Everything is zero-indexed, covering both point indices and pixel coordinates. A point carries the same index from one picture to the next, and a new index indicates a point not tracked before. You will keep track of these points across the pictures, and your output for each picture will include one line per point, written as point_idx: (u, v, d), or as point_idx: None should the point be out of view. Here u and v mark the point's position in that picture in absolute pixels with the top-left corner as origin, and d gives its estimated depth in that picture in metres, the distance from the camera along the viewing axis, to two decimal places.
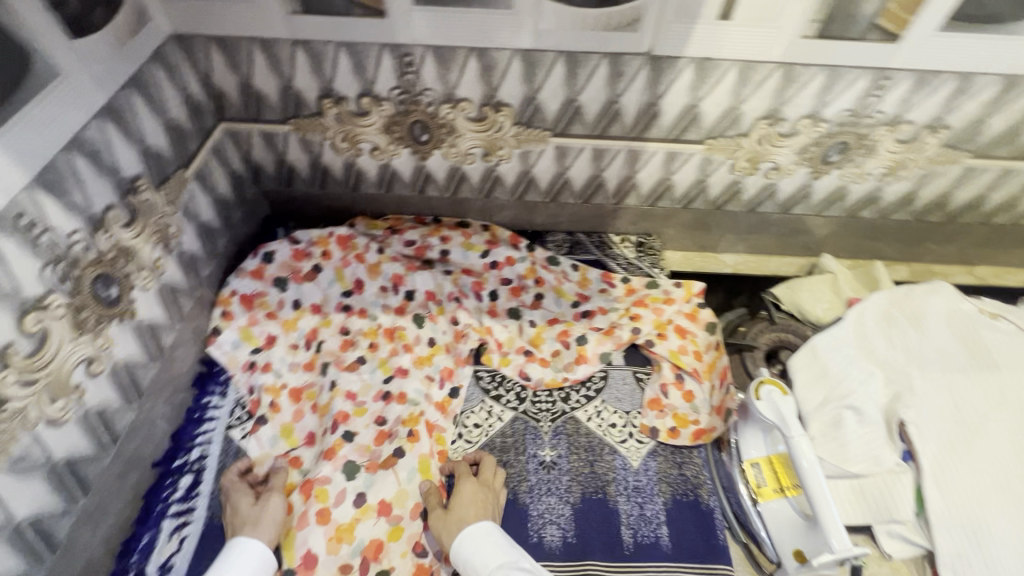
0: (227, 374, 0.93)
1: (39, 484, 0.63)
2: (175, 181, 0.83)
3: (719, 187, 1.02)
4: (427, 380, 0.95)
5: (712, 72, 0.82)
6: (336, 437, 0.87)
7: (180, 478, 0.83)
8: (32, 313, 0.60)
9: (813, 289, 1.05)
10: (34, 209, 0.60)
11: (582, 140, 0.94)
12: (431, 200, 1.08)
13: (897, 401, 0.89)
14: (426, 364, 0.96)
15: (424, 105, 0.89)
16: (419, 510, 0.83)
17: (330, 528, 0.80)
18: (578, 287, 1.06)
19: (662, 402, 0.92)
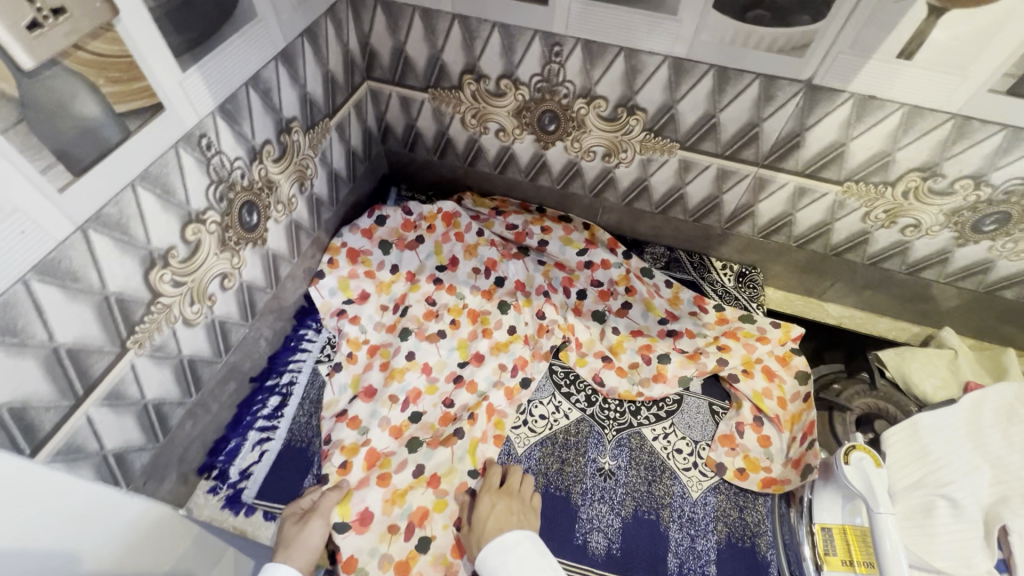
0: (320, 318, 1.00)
1: (168, 373, 0.71)
2: (321, 128, 0.90)
3: (845, 234, 0.96)
4: (500, 369, 0.95)
5: (874, 112, 0.76)
6: (404, 415, 0.91)
7: (270, 397, 0.91)
8: (192, 224, 0.67)
9: (927, 362, 0.96)
10: (213, 132, 0.67)
11: (710, 158, 0.91)
12: (541, 189, 1.10)
13: (1004, 504, 0.80)
14: (502, 351, 0.97)
15: (560, 96, 0.90)
16: (467, 489, 0.84)
17: (387, 492, 0.83)
18: (668, 305, 1.05)
19: (735, 440, 0.89)
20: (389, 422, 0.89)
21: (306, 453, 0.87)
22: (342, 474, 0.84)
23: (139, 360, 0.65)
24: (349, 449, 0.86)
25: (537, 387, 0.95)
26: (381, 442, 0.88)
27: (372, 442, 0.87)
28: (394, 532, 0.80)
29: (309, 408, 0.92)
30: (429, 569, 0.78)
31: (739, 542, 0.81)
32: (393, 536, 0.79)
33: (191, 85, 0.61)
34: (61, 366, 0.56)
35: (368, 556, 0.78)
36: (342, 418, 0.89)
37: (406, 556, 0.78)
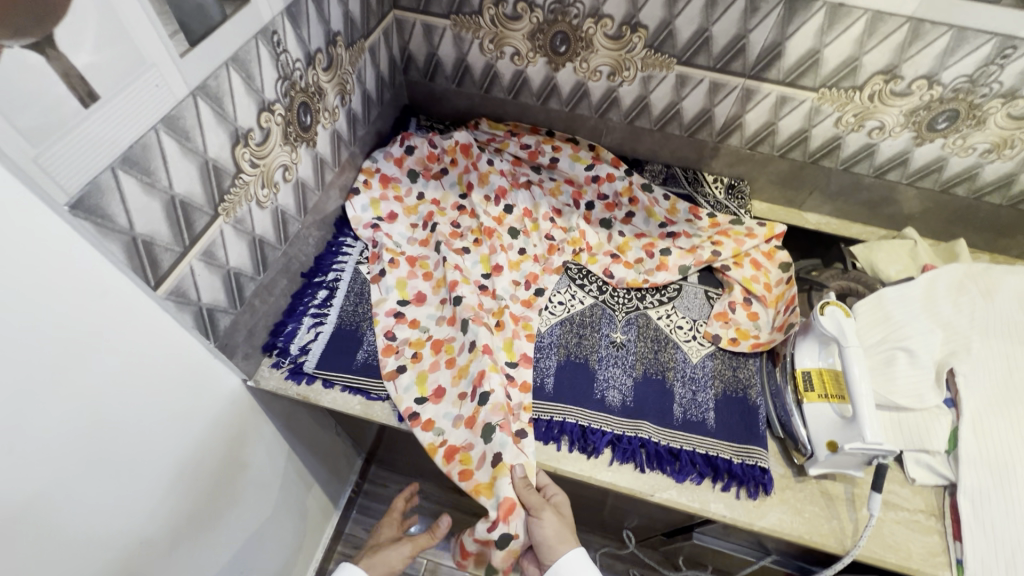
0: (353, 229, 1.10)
1: (244, 247, 0.82)
2: (358, 47, 1.00)
3: (820, 140, 1.10)
4: (514, 283, 1.06)
5: (843, 18, 0.89)
6: (453, 307, 1.01)
7: (319, 290, 1.02)
8: (265, 112, 0.78)
9: (891, 252, 1.11)
10: (282, 31, 0.77)
11: (703, 72, 1.04)
12: (551, 112, 1.22)
13: (953, 355, 0.96)
14: (515, 270, 1.08)
15: (571, 17, 1.02)
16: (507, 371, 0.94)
17: (454, 369, 0.94)
18: (667, 213, 1.17)
19: (728, 315, 1.03)
20: (442, 317, 1.01)
21: (356, 334, 0.99)
22: (415, 361, 0.96)
23: (226, 227, 0.76)
24: (416, 342, 0.98)
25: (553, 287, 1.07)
26: (444, 333, 0.99)
27: (434, 335, 0.99)
28: (462, 398, 0.91)
29: (354, 300, 1.03)
30: (503, 558, 0.83)
31: (732, 394, 0.95)
32: (462, 402, 0.91)
33: None
34: (176, 214, 0.66)
35: (443, 419, 0.91)
36: (401, 318, 1.01)
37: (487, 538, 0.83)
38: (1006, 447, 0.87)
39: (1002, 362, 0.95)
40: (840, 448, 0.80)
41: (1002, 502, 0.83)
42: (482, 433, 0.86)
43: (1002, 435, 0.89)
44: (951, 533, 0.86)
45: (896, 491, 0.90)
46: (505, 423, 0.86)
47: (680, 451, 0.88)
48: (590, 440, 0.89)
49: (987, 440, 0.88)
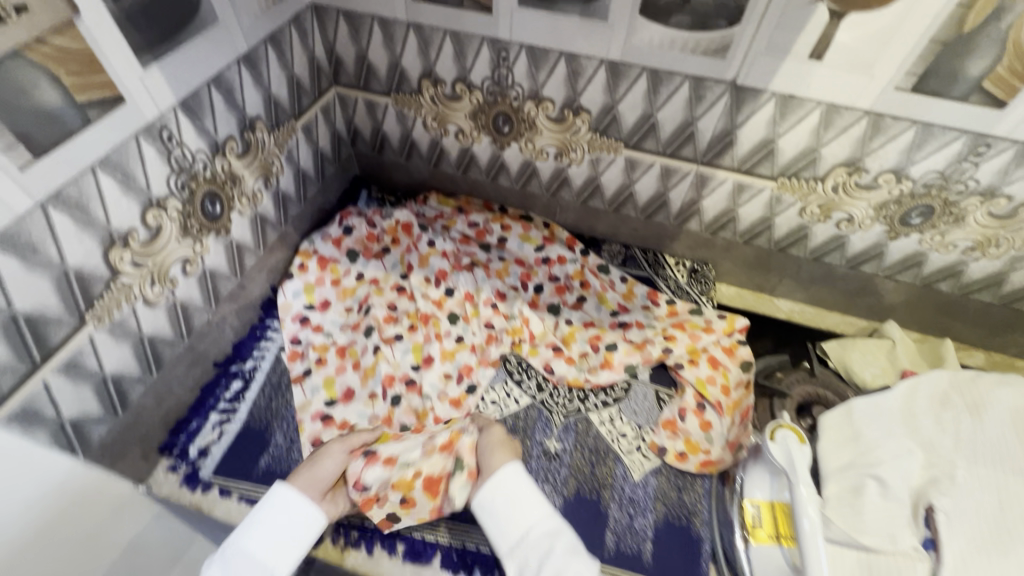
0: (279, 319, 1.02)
1: (127, 350, 0.76)
2: (286, 128, 0.96)
3: (786, 229, 1.00)
4: (444, 377, 0.97)
5: (795, 109, 0.82)
6: (387, 405, 0.94)
7: (233, 380, 0.95)
8: (153, 209, 0.73)
9: (866, 352, 1.00)
10: (174, 125, 0.72)
11: (653, 156, 0.96)
12: (502, 189, 1.15)
13: (932, 485, 0.83)
14: (447, 361, 0.99)
15: (511, 98, 0.96)
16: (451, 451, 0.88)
17: (403, 442, 0.89)
18: (621, 299, 1.09)
19: (677, 424, 0.92)
20: (376, 416, 0.94)
21: (265, 434, 0.91)
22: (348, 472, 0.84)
23: (98, 334, 0.70)
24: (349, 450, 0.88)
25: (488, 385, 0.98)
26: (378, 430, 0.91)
27: (368, 437, 0.90)
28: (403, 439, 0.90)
29: (270, 393, 0.95)
30: (466, 450, 0.86)
31: (674, 520, 0.84)
32: (394, 471, 0.85)
33: (152, 82, 0.67)
34: (20, 332, 0.61)
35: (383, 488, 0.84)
36: (330, 421, 0.92)
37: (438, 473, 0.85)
38: None
39: (993, 493, 0.80)
40: None
41: None
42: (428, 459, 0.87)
43: None
44: None
45: None
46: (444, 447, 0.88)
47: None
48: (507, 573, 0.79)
49: None
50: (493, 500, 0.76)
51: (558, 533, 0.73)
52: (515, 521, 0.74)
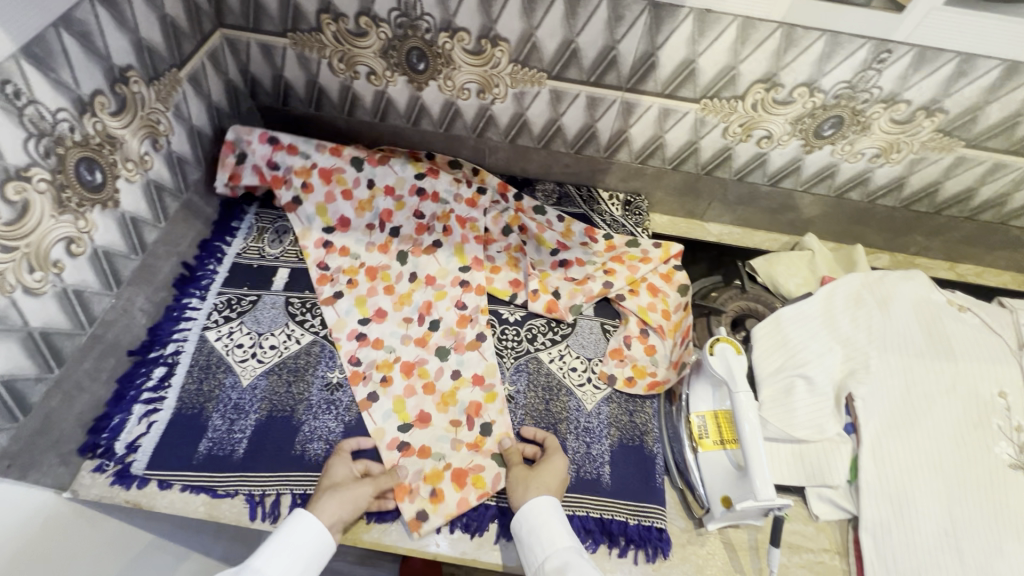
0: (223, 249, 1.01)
1: (15, 347, 0.66)
2: (168, 80, 0.84)
3: (710, 152, 1.02)
4: (368, 229, 1.05)
5: (712, 26, 0.81)
6: (384, 235, 1.05)
7: (154, 368, 0.87)
8: (13, 182, 0.62)
9: (790, 264, 1.06)
10: (21, 79, 0.61)
11: (578, 86, 0.93)
12: (425, 134, 1.09)
13: (852, 376, 0.91)
14: (405, 304, 0.98)
15: (422, 31, 0.89)
16: (459, 281, 1.00)
17: (394, 296, 0.99)
18: (560, 237, 1.08)
19: (623, 352, 0.95)
20: (461, 440, 0.86)
21: (200, 420, 0.84)
22: (351, 287, 0.99)
23: None
24: (349, 269, 1.01)
25: (446, 256, 1.03)
26: (413, 355, 0.93)
27: (401, 356, 0.93)
28: (456, 425, 0.87)
29: (198, 375, 0.88)
30: (499, 417, 0.87)
31: (627, 440, 0.88)
32: (408, 324, 0.96)
33: None
34: None
35: (439, 443, 0.85)
36: (330, 247, 1.03)
37: (423, 334, 0.95)
38: (906, 474, 0.84)
39: (901, 376, 0.91)
40: (734, 506, 0.74)
41: (903, 535, 0.81)
42: (436, 353, 0.93)
43: (901, 459, 0.85)
44: (855, 570, 0.83)
45: (799, 531, 0.88)
46: (459, 345, 0.94)
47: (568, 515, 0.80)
48: (473, 517, 0.80)
49: (887, 471, 0.85)
50: (548, 540, 0.70)
51: (581, 562, 0.68)
52: (550, 539, 0.70)
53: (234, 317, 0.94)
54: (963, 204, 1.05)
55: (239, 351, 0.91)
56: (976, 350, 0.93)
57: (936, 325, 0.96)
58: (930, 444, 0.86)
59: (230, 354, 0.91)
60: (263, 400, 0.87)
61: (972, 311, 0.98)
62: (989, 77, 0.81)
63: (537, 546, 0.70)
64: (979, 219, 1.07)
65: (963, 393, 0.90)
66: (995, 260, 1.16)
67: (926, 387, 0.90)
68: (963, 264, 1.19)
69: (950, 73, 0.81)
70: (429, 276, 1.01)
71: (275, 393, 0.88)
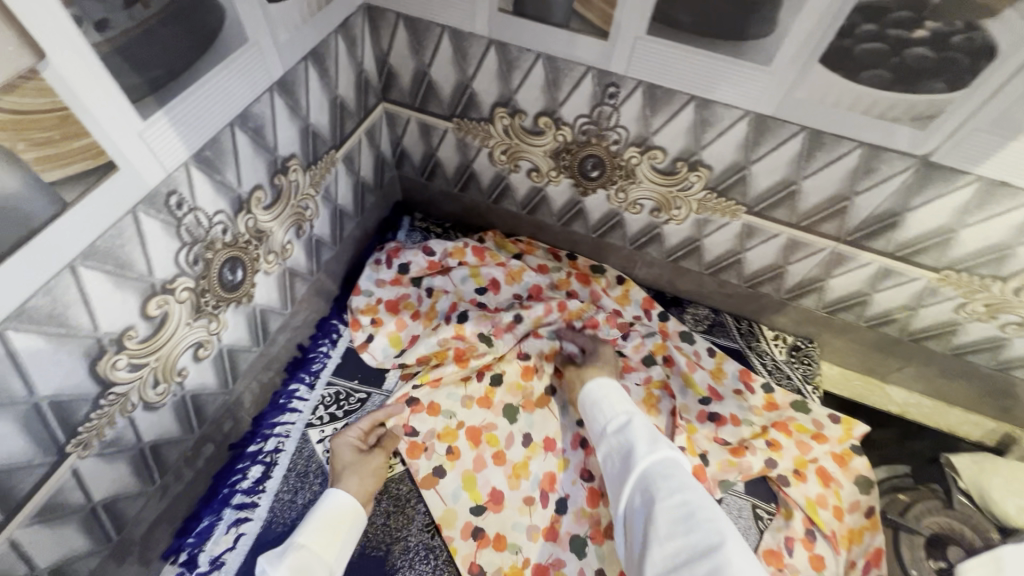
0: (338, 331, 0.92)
1: (123, 466, 0.60)
2: (325, 163, 0.76)
3: (929, 321, 0.82)
4: (464, 380, 0.88)
5: (1000, 199, 0.62)
6: (484, 384, 0.88)
7: (251, 467, 0.79)
8: (157, 297, 0.55)
9: (1011, 478, 0.83)
10: (186, 188, 0.53)
11: (781, 227, 0.77)
12: (574, 235, 0.97)
13: None
14: (522, 479, 0.82)
15: (608, 142, 0.76)
16: (580, 441, 0.85)
17: (508, 467, 0.82)
18: (710, 379, 0.92)
19: (782, 558, 0.77)
20: None
21: None
22: (451, 460, 0.82)
23: (84, 461, 0.54)
24: (446, 435, 0.83)
25: (561, 407, 0.88)
26: (542, 554, 0.77)
27: (530, 557, 0.77)
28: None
29: (294, 483, 0.79)
30: None
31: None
32: (530, 507, 0.80)
33: (157, 136, 0.48)
34: None
35: None
36: (417, 406, 0.85)
37: (550, 521, 0.79)
38: None
39: None
40: None
41: None
42: (571, 546, 0.77)
43: None
44: None
45: None
46: (596, 532, 0.78)
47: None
48: None
49: None
50: (611, 408, 0.72)
51: (643, 420, 0.69)
52: (611, 406, 0.72)
53: (340, 416, 0.85)
54: None
55: None
56: None
57: None
58: None
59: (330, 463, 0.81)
60: None
61: None
62: None
63: (599, 415, 0.72)
64: None
65: None
66: None
67: None
68: None
69: None
70: (547, 439, 0.85)
71: (372, 525, 0.77)
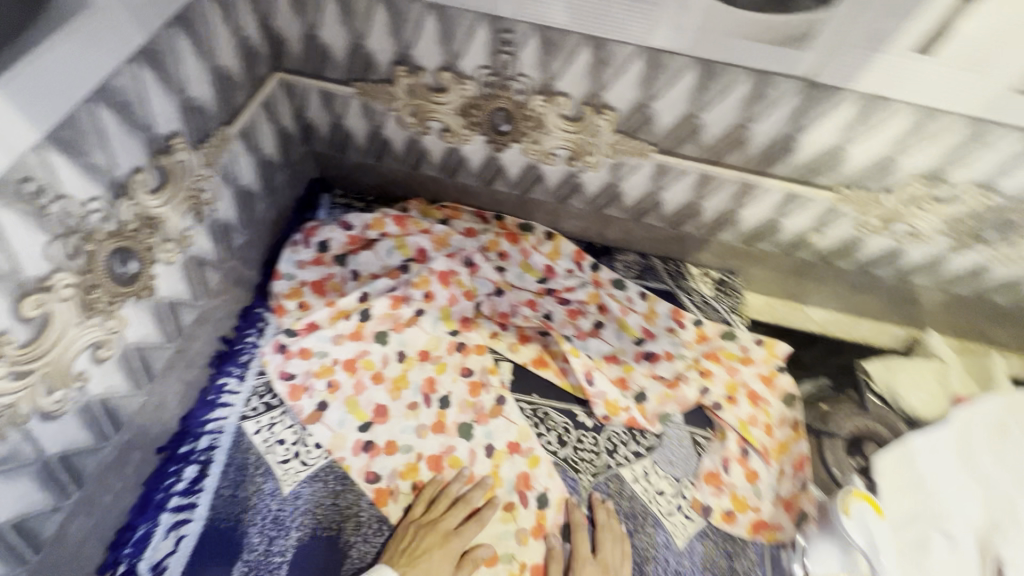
0: (265, 320, 0.88)
1: (26, 483, 0.57)
2: (218, 140, 0.72)
3: (834, 241, 0.87)
4: (332, 316, 0.87)
5: (878, 113, 0.65)
6: (352, 318, 0.87)
7: (185, 467, 0.76)
8: (32, 296, 0.50)
9: (916, 376, 0.90)
10: (43, 173, 0.49)
11: (690, 163, 0.79)
12: (497, 194, 0.95)
13: (996, 533, 0.75)
14: (403, 389, 0.86)
15: (513, 92, 0.75)
16: (455, 345, 0.90)
17: (387, 384, 0.86)
18: (643, 321, 0.95)
19: (721, 478, 0.81)
20: (525, 529, 0.78)
21: (236, 536, 0.73)
22: (333, 392, 0.84)
23: None
24: (323, 371, 0.85)
25: (432, 321, 0.90)
26: (434, 446, 0.82)
27: (423, 453, 0.82)
28: (512, 509, 0.79)
29: (234, 477, 0.77)
30: (552, 483, 0.81)
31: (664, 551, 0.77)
32: (415, 411, 0.85)
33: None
34: None
35: (503, 541, 0.77)
36: (289, 352, 0.85)
37: (436, 418, 0.84)
38: None
39: None
40: None
41: None
42: (458, 433, 0.84)
43: None
44: None
45: None
46: (480, 416, 0.85)
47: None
48: None
49: None
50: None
51: None
52: None
53: (277, 404, 0.83)
54: None
55: (281, 449, 0.80)
56: None
57: None
58: None
59: (271, 452, 0.79)
60: (306, 514, 0.76)
61: None
62: None
63: None
64: None
65: None
66: None
67: None
68: None
69: None
70: (420, 351, 0.89)
71: (321, 506, 0.76)
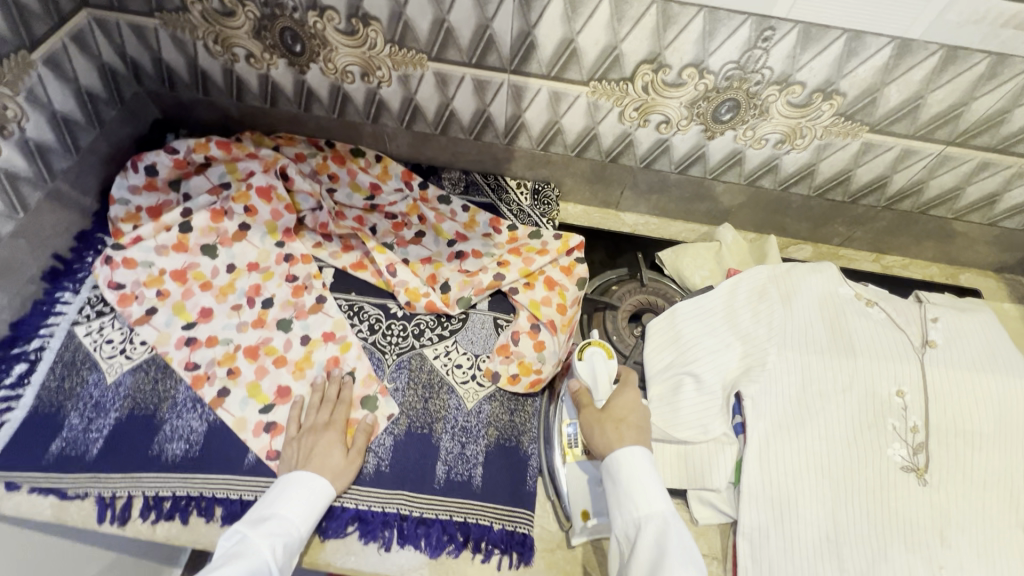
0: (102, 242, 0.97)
1: None
2: (15, 64, 0.79)
3: (611, 137, 0.97)
4: (159, 232, 0.96)
5: (584, 1, 0.75)
6: (178, 232, 0.96)
7: (14, 365, 0.84)
8: None
9: (696, 256, 1.02)
10: None
11: (460, 68, 0.89)
12: (320, 120, 1.05)
13: (746, 374, 0.86)
14: (229, 294, 0.94)
15: (289, 10, 0.84)
16: (282, 256, 0.98)
17: (214, 291, 0.94)
18: (460, 227, 1.04)
19: (510, 349, 0.91)
20: None
21: (58, 418, 0.81)
22: (162, 299, 0.92)
23: None
24: (151, 280, 0.93)
25: (258, 235, 0.99)
26: (253, 338, 0.91)
27: (243, 344, 0.90)
28: None
29: (60, 372, 0.85)
30: (358, 362, 0.89)
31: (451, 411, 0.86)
32: (239, 311, 0.93)
33: None
34: None
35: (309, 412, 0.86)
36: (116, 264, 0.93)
37: (257, 315, 0.93)
38: (790, 478, 0.80)
39: (799, 375, 0.85)
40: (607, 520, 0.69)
41: (781, 543, 0.77)
42: (277, 327, 0.92)
43: (790, 463, 0.80)
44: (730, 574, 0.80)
45: None
46: (299, 312, 0.94)
47: (382, 513, 0.77)
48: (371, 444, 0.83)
49: (771, 473, 0.80)
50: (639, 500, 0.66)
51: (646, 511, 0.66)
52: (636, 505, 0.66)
53: (108, 310, 0.91)
54: (879, 193, 0.99)
55: (108, 347, 0.88)
56: (881, 348, 0.87)
57: (840, 320, 0.90)
58: (823, 448, 0.81)
59: (98, 349, 0.87)
60: (126, 398, 0.84)
61: (878, 305, 0.93)
62: (882, 56, 0.75)
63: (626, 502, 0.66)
64: (897, 208, 1.01)
65: (860, 390, 0.84)
66: (921, 252, 1.11)
67: (823, 384, 0.85)
68: (889, 256, 1.13)
69: (840, 52, 0.76)
70: (249, 263, 0.97)
71: (141, 390, 0.85)
